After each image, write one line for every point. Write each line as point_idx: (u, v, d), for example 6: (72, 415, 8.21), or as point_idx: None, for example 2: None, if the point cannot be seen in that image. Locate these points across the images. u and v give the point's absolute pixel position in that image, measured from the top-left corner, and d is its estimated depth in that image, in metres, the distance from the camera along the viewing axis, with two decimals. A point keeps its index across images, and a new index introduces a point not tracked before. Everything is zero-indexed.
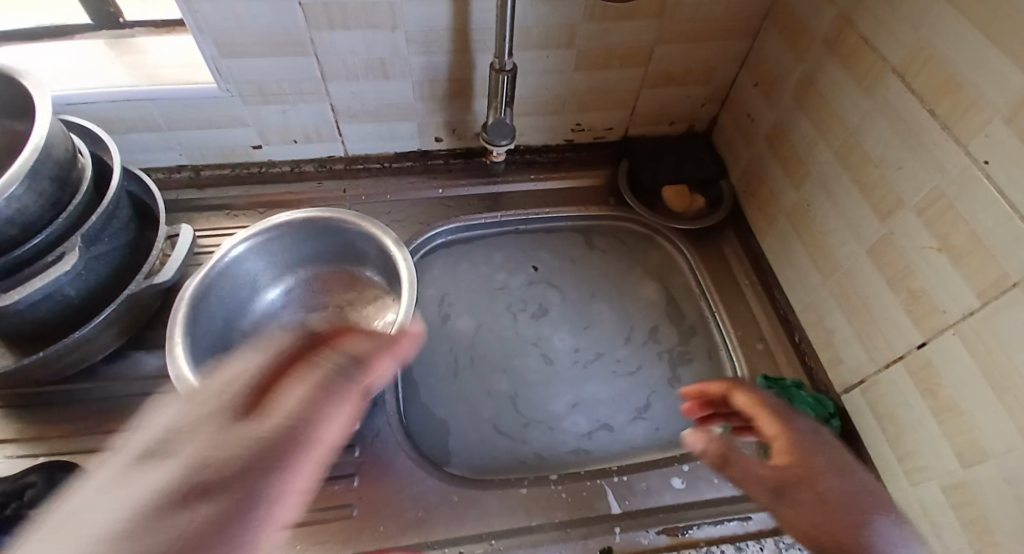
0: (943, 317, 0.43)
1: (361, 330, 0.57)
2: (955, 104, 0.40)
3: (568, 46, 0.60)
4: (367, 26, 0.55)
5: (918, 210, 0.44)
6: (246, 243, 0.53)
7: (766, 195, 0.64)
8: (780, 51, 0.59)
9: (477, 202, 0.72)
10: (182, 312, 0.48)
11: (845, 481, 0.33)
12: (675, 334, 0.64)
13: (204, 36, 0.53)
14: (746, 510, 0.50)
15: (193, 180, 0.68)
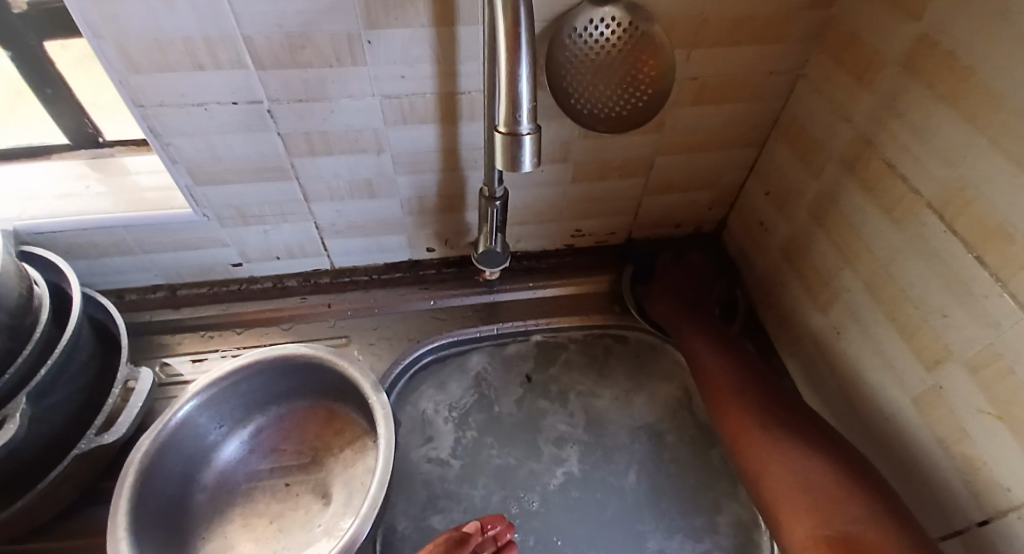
0: (1006, 498, 0.37)
1: (336, 478, 0.51)
2: (1005, 257, 0.35)
3: (563, 161, 0.57)
4: (350, 151, 0.52)
5: (970, 367, 0.38)
6: (202, 395, 0.49)
7: (787, 313, 0.60)
8: (792, 165, 0.56)
9: (471, 314, 0.67)
10: (129, 481, 0.43)
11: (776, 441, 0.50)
12: (693, 470, 0.58)
13: (176, 167, 0.50)
14: None
15: (169, 299, 0.65)
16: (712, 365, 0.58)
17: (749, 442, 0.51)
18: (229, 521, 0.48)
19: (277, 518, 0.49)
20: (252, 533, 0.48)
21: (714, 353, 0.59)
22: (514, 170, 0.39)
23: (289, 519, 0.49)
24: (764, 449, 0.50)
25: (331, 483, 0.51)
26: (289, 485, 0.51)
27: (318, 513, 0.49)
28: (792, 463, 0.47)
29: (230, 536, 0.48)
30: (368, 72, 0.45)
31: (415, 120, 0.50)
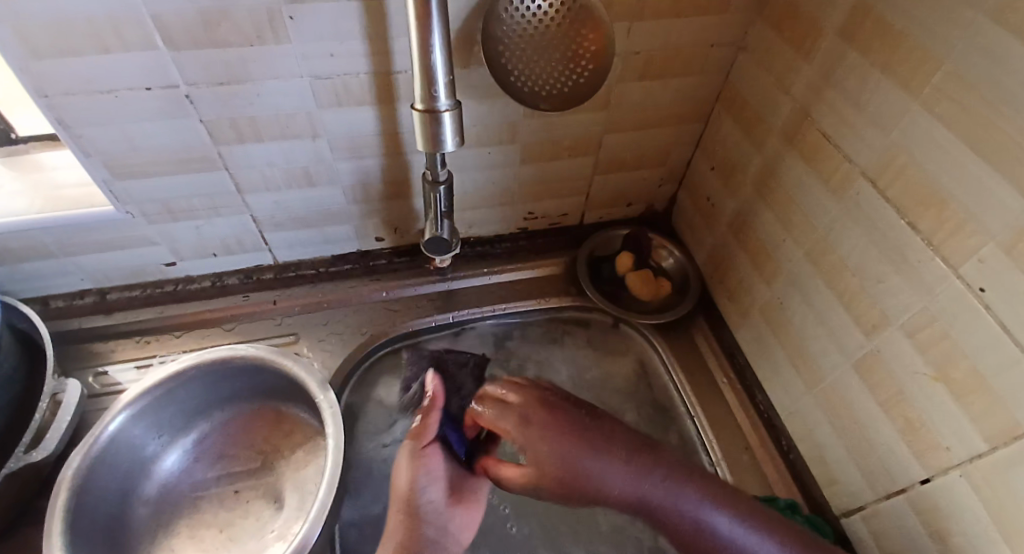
0: (947, 456, 0.38)
1: (289, 481, 0.49)
2: (939, 222, 0.36)
3: (511, 142, 0.55)
4: (282, 137, 0.49)
5: (907, 330, 0.39)
6: (132, 407, 0.46)
7: (735, 285, 0.60)
8: (736, 138, 0.56)
9: (426, 304, 0.65)
10: (60, 500, 0.40)
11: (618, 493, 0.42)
12: (651, 445, 0.57)
13: (91, 161, 0.46)
14: None
15: (98, 304, 0.60)
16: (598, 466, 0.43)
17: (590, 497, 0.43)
18: (174, 533, 0.46)
19: (227, 527, 0.46)
20: (199, 544, 0.45)
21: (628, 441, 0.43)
22: (436, 150, 0.40)
23: (240, 526, 0.46)
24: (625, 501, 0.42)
25: (284, 486, 0.49)
26: (238, 492, 0.48)
27: (271, 518, 0.47)
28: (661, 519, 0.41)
29: (175, 550, 0.45)
30: (295, 51, 0.42)
31: (351, 102, 0.47)
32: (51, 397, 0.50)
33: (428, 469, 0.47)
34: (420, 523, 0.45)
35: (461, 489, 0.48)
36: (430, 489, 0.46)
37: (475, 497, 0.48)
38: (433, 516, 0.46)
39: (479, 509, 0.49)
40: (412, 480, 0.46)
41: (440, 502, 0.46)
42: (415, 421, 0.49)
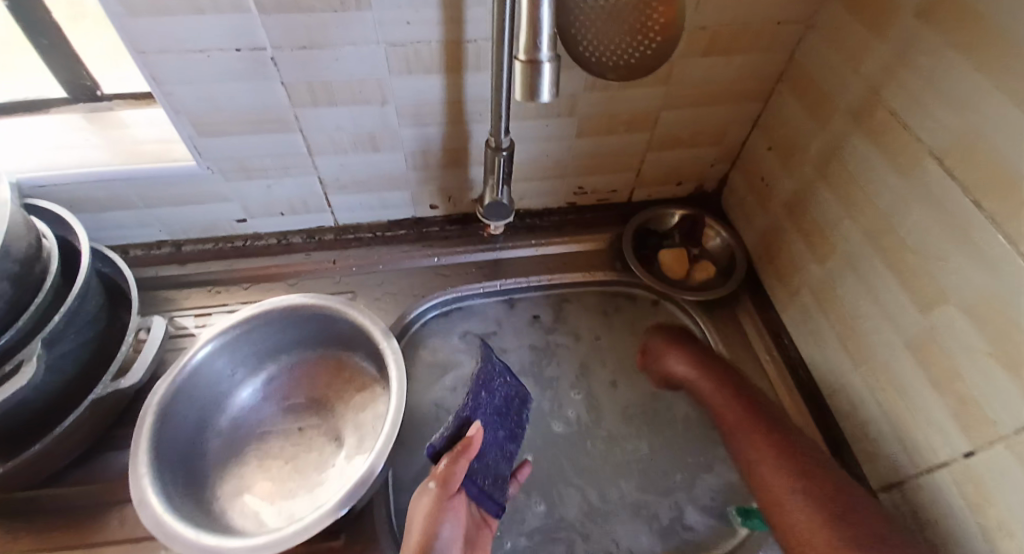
0: (994, 430, 0.39)
1: (348, 424, 0.53)
2: (1005, 202, 0.36)
3: (569, 115, 0.57)
4: (353, 101, 0.52)
5: (965, 309, 0.40)
6: (218, 340, 0.50)
7: (786, 265, 0.60)
8: (798, 117, 0.56)
9: (475, 271, 0.67)
10: (150, 421, 0.44)
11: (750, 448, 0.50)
12: (691, 418, 0.59)
13: (180, 118, 0.50)
14: None
15: (174, 255, 0.65)
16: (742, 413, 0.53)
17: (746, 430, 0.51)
18: (245, 464, 0.50)
19: (292, 460, 0.50)
20: (267, 474, 0.50)
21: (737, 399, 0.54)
22: (532, 101, 0.39)
23: (303, 460, 0.50)
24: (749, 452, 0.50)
25: (343, 428, 0.52)
26: (302, 429, 0.52)
27: (331, 454, 0.51)
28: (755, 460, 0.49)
29: (248, 478, 0.49)
30: (373, 17, 0.44)
31: (420, 70, 0.50)
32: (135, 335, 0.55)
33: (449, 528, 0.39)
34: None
35: (473, 540, 0.43)
36: (450, 535, 0.39)
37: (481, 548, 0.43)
38: None
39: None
40: (430, 522, 0.38)
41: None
42: (438, 465, 0.41)
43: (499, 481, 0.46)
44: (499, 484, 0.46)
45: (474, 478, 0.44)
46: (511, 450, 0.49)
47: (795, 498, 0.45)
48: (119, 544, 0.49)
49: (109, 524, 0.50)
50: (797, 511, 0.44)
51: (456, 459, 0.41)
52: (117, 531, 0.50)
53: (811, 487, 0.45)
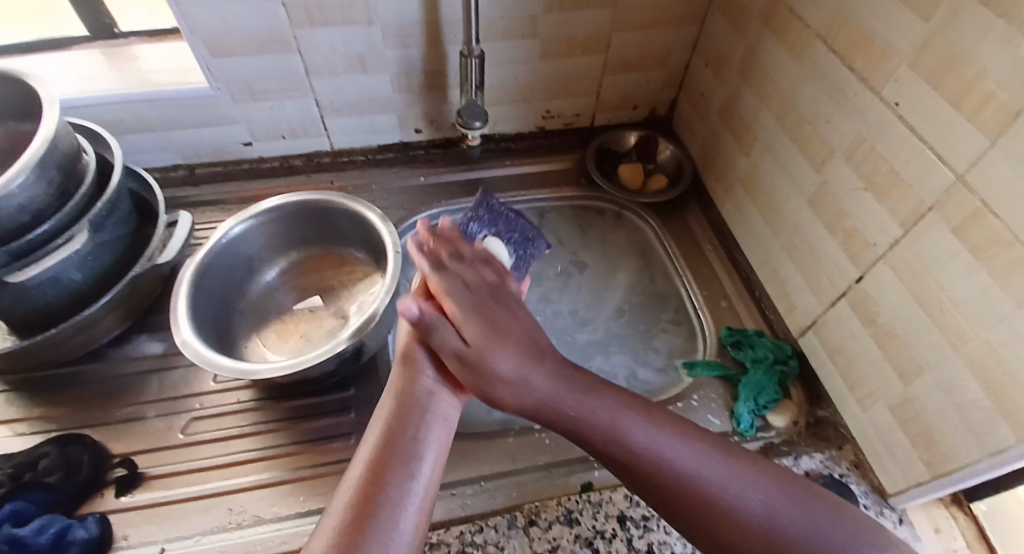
0: (874, 251, 0.48)
1: (351, 304, 0.61)
2: (869, 59, 0.45)
3: (532, 37, 0.66)
4: (344, 23, 0.60)
5: (847, 157, 0.49)
6: (251, 221, 0.59)
7: (723, 165, 0.70)
8: (725, 32, 0.65)
9: (456, 188, 0.76)
10: (184, 285, 0.52)
11: (648, 425, 0.38)
12: (647, 298, 0.68)
13: (195, 39, 0.58)
14: None
15: (188, 178, 0.73)
16: (507, 376, 0.39)
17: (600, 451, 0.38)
18: (265, 335, 0.59)
19: (305, 332, 0.59)
20: (285, 341, 0.58)
21: (510, 368, 0.40)
22: None
23: (314, 332, 0.59)
24: (634, 431, 0.38)
25: (347, 307, 0.61)
26: (312, 309, 0.61)
27: (337, 327, 0.59)
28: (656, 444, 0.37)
29: (268, 344, 0.58)
30: None
31: None
32: (166, 227, 0.62)
33: None
34: (417, 370, 0.43)
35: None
36: (435, 336, 0.43)
37: None
38: (433, 395, 0.42)
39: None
40: (414, 331, 0.44)
41: (442, 356, 0.44)
42: (416, 275, 0.45)
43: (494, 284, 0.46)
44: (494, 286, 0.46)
45: (462, 284, 0.45)
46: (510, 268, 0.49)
47: (619, 426, 0.38)
48: (151, 404, 0.56)
49: (143, 391, 0.57)
50: (647, 454, 0.37)
51: (429, 264, 0.45)
52: (154, 394, 0.57)
53: (604, 420, 0.38)
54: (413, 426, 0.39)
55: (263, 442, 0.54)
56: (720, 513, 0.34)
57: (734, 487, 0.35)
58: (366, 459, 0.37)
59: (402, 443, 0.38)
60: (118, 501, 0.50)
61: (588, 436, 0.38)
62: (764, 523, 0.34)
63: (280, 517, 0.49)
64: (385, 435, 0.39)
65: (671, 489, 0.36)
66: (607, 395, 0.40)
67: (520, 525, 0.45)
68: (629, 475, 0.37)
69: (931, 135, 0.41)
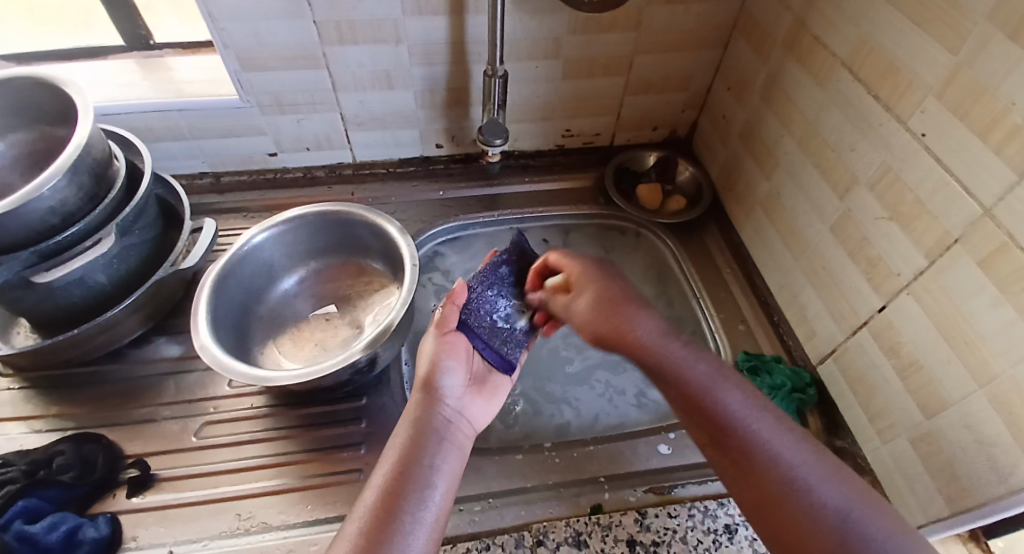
0: (898, 280, 0.47)
1: (366, 314, 0.62)
2: (895, 88, 0.45)
3: (555, 57, 0.67)
4: (373, 41, 0.62)
5: (870, 185, 0.49)
6: (273, 229, 0.60)
7: (743, 188, 0.70)
8: (748, 57, 0.66)
9: (475, 202, 0.77)
10: (205, 291, 0.53)
11: (743, 396, 0.39)
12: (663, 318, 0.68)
13: (228, 52, 0.60)
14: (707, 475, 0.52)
15: (214, 186, 0.75)
16: (651, 339, 0.41)
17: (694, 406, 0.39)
18: (281, 342, 0.60)
19: (320, 341, 0.60)
20: (300, 349, 0.59)
21: (653, 333, 0.42)
22: None
23: (329, 341, 0.60)
24: (728, 395, 0.39)
25: (363, 317, 0.61)
26: (328, 318, 0.61)
27: (353, 337, 0.60)
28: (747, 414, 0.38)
29: (284, 351, 0.59)
30: None
31: (429, 11, 0.60)
32: (191, 232, 0.64)
33: (455, 354, 0.46)
34: (436, 398, 0.43)
35: (483, 380, 0.48)
36: (452, 372, 0.45)
37: (491, 388, 0.48)
38: (449, 428, 0.42)
39: (498, 405, 0.48)
40: (436, 359, 0.45)
41: (459, 389, 0.45)
42: (436, 313, 0.47)
43: (507, 339, 0.48)
44: (508, 340, 0.49)
45: (476, 332, 0.47)
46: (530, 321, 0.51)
47: (713, 383, 0.40)
48: (166, 406, 0.57)
49: (159, 393, 0.58)
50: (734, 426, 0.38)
51: (450, 306, 0.47)
52: (170, 396, 0.58)
53: (700, 376, 0.40)
54: (430, 454, 0.39)
55: (274, 448, 0.54)
56: (793, 497, 0.34)
57: (815, 481, 0.35)
58: (381, 484, 0.37)
59: (416, 470, 0.38)
60: (129, 502, 0.50)
61: (675, 393, 0.40)
62: (837, 515, 0.33)
63: (287, 525, 0.49)
64: (400, 460, 0.38)
65: (741, 452, 0.37)
66: (726, 371, 0.41)
67: (528, 545, 0.44)
68: (708, 433, 0.38)
69: (957, 165, 0.40)
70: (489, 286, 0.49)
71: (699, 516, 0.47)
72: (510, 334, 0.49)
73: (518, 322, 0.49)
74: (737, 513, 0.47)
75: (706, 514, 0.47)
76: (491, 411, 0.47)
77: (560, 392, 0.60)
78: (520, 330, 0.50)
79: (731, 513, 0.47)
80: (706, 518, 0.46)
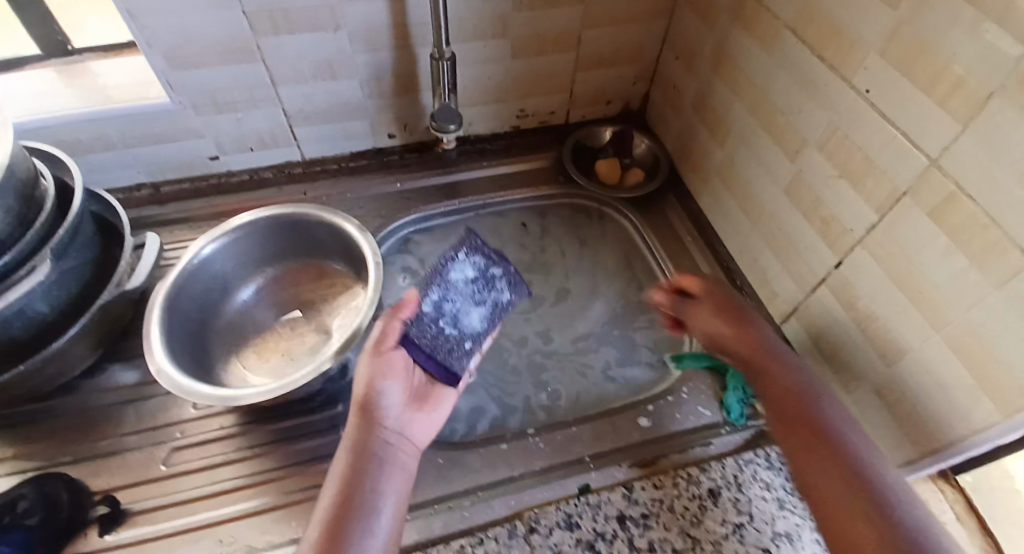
0: (852, 236, 0.48)
1: (332, 318, 0.60)
2: (838, 49, 0.46)
3: (503, 36, 0.65)
4: (310, 29, 0.58)
5: (820, 146, 0.50)
6: (222, 239, 0.57)
7: (698, 157, 0.70)
8: (694, 25, 0.65)
9: (433, 192, 0.75)
10: (156, 311, 0.50)
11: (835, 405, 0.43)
12: (633, 292, 0.68)
13: (153, 51, 0.55)
14: (689, 442, 0.53)
15: (154, 197, 0.70)
16: (766, 342, 0.47)
17: (806, 418, 0.42)
18: (245, 356, 0.57)
19: (286, 350, 0.57)
20: (266, 362, 0.57)
21: (776, 341, 0.48)
22: None
23: (296, 349, 0.57)
24: (822, 403, 0.43)
25: (329, 321, 0.59)
26: (293, 326, 0.59)
27: (320, 343, 0.58)
28: (836, 417, 0.42)
29: (249, 365, 0.56)
30: None
31: None
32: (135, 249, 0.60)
33: (392, 369, 0.43)
34: (376, 418, 0.41)
35: (423, 394, 0.45)
36: (391, 390, 0.42)
37: (433, 400, 0.45)
38: (386, 452, 0.40)
39: (439, 418, 0.46)
40: (372, 380, 0.42)
41: (398, 408, 0.43)
42: (376, 329, 0.44)
43: (453, 349, 0.45)
44: (456, 349, 0.46)
45: (420, 347, 0.44)
46: (483, 323, 0.47)
47: (812, 391, 0.44)
48: (128, 437, 0.54)
49: (120, 423, 0.55)
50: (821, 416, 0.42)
51: (391, 320, 0.44)
52: (132, 425, 0.55)
53: (802, 383, 0.44)
54: (371, 480, 0.38)
55: (251, 468, 0.52)
56: (856, 452, 0.40)
57: (875, 479, 0.38)
58: (325, 518, 0.36)
59: (358, 497, 0.37)
60: (102, 540, 0.48)
61: (770, 392, 0.45)
62: (868, 471, 0.38)
63: (273, 545, 0.47)
64: (342, 492, 0.37)
65: (842, 452, 0.40)
66: (790, 362, 0.46)
67: (521, 533, 0.45)
68: (809, 430, 0.41)
69: (904, 120, 0.41)
70: (434, 289, 0.45)
71: (684, 485, 0.49)
72: (459, 343, 0.46)
73: (469, 328, 0.46)
74: (719, 478, 0.49)
75: (690, 482, 0.49)
76: (435, 423, 0.45)
77: (537, 376, 0.60)
78: (471, 336, 0.46)
79: (714, 478, 0.49)
80: (690, 485, 0.48)
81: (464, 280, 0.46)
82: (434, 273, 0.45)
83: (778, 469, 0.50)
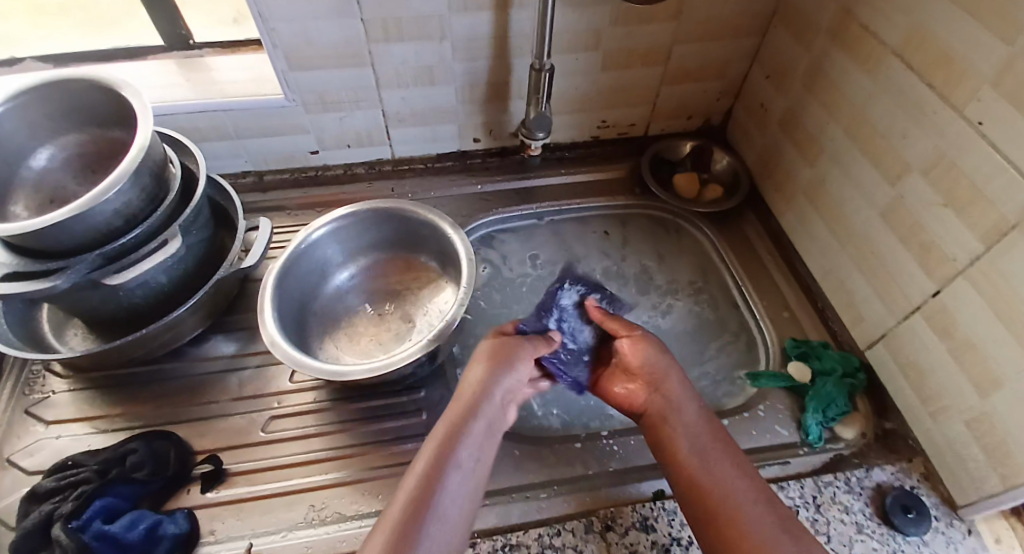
0: (953, 265, 0.48)
1: (418, 309, 0.63)
2: (948, 78, 0.46)
3: (595, 49, 0.67)
4: (417, 38, 0.62)
5: (924, 172, 0.50)
6: (326, 227, 0.61)
7: (784, 176, 0.70)
8: (789, 45, 0.66)
9: (512, 195, 0.77)
10: (268, 289, 0.54)
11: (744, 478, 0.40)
12: (707, 305, 0.69)
13: (276, 51, 0.60)
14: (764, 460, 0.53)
15: (256, 184, 0.76)
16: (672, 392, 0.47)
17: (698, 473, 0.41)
18: (336, 338, 0.61)
19: (375, 335, 0.61)
20: (356, 344, 0.60)
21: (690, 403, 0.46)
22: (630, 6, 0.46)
23: (384, 336, 0.61)
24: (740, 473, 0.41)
25: (416, 311, 0.63)
26: (381, 313, 0.63)
27: (407, 331, 0.61)
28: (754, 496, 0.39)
29: (341, 347, 0.60)
30: None
31: (474, 7, 0.60)
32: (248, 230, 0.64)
33: (527, 351, 0.50)
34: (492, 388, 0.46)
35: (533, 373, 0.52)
36: (520, 370, 0.49)
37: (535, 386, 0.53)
38: (497, 418, 0.45)
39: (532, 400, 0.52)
40: (508, 356, 0.49)
41: (514, 385, 0.48)
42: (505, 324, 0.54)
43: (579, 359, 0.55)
44: (576, 361, 0.55)
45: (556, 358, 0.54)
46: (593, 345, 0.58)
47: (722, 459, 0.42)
48: (229, 403, 0.59)
49: (222, 389, 0.60)
50: (698, 480, 0.40)
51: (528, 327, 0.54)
52: (233, 392, 0.59)
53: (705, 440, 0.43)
54: (475, 440, 0.41)
55: (339, 442, 0.55)
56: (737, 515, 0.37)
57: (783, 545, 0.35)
58: (429, 462, 0.39)
59: (461, 452, 0.40)
60: (205, 496, 0.52)
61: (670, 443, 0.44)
62: (761, 532, 0.36)
63: (362, 514, 0.51)
64: (447, 442, 0.40)
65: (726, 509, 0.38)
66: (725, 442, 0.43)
67: (597, 530, 0.46)
68: (707, 490, 0.40)
69: (1017, 152, 0.41)
70: (554, 315, 0.58)
71: None
72: (578, 355, 0.55)
73: (585, 343, 0.56)
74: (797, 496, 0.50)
75: None
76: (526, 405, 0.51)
77: None
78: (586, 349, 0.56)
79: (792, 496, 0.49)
80: None
81: (573, 304, 0.60)
82: (550, 303, 0.59)
83: (856, 493, 0.50)
